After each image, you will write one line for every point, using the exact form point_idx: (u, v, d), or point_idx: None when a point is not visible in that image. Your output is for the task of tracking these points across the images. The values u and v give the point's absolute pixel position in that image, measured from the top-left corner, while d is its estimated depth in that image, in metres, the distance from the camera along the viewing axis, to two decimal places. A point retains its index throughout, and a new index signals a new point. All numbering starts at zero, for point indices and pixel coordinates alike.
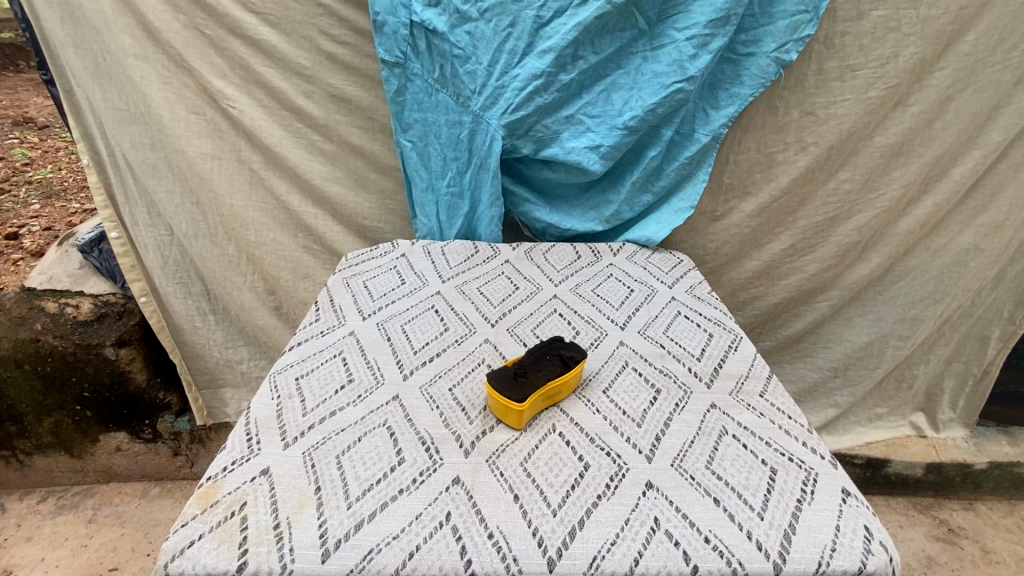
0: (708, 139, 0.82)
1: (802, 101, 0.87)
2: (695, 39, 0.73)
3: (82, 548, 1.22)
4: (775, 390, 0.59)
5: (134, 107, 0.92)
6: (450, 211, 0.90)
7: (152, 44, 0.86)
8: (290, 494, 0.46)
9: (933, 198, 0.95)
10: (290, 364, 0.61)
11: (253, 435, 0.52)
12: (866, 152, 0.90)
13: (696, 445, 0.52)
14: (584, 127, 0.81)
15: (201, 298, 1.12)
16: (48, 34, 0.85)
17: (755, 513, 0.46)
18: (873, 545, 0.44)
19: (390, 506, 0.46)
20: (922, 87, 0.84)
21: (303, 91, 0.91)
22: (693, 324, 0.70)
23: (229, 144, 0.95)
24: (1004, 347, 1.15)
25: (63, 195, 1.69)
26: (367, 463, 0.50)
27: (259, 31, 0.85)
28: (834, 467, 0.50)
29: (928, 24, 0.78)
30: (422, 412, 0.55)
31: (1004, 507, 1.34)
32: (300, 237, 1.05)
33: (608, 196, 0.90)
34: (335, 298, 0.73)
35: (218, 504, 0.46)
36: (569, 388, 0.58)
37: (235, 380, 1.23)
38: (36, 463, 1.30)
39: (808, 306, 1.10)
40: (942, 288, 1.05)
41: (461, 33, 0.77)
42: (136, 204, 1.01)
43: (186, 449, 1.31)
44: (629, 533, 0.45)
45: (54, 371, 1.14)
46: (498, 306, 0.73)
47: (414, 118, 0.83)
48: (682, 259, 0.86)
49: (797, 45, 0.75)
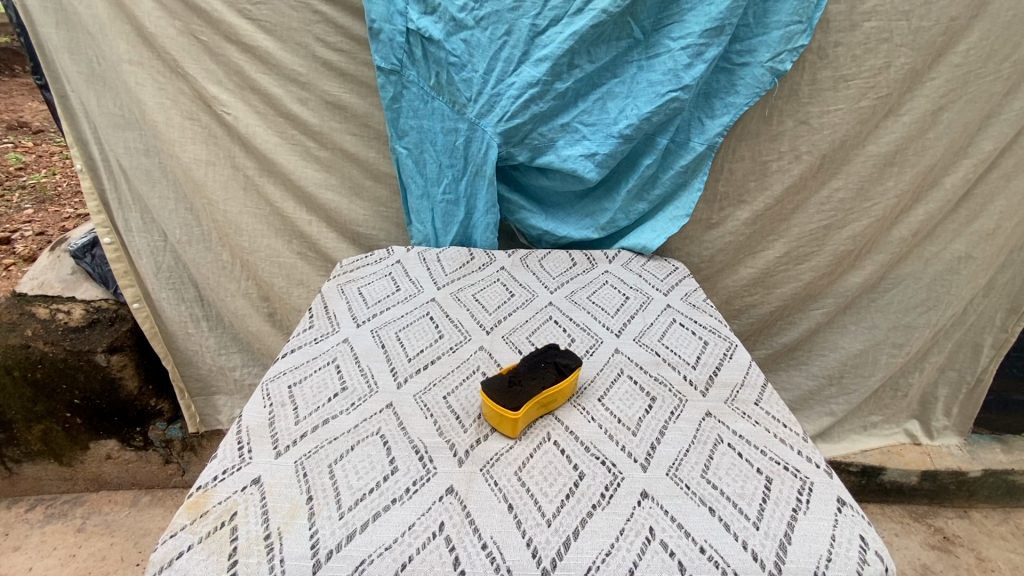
0: (703, 148, 0.82)
1: (796, 110, 0.87)
2: (689, 49, 0.73)
3: (70, 557, 1.20)
4: (770, 398, 0.59)
5: (128, 112, 0.91)
6: (445, 218, 0.90)
7: (148, 50, 0.86)
8: (281, 504, 0.46)
9: (924, 207, 0.96)
10: (284, 371, 0.61)
11: (245, 444, 0.51)
12: (859, 161, 0.91)
13: (692, 453, 0.52)
14: (579, 135, 0.81)
15: (194, 304, 1.11)
16: (42, 39, 0.85)
17: (751, 523, 0.46)
18: (868, 555, 0.44)
19: (383, 516, 0.45)
20: (913, 97, 0.85)
21: (298, 97, 0.91)
22: (688, 332, 0.70)
23: (223, 149, 0.94)
24: (997, 355, 1.16)
25: (58, 200, 1.69)
26: (360, 472, 0.49)
27: (255, 38, 0.85)
28: (830, 476, 0.50)
29: (919, 35, 0.79)
30: (416, 421, 0.55)
31: (1000, 515, 1.35)
32: (294, 243, 1.04)
33: (603, 205, 0.91)
34: (329, 304, 0.72)
35: (208, 514, 0.45)
36: (564, 396, 0.58)
37: (229, 387, 1.23)
38: (25, 471, 1.28)
39: (803, 314, 1.10)
40: (936, 295, 1.06)
41: (457, 41, 0.77)
42: (129, 209, 1.00)
43: (178, 456, 1.30)
44: (624, 543, 0.44)
45: (44, 378, 1.13)
46: (493, 313, 0.73)
47: (410, 125, 0.83)
48: (677, 267, 0.86)
49: (791, 55, 0.75)
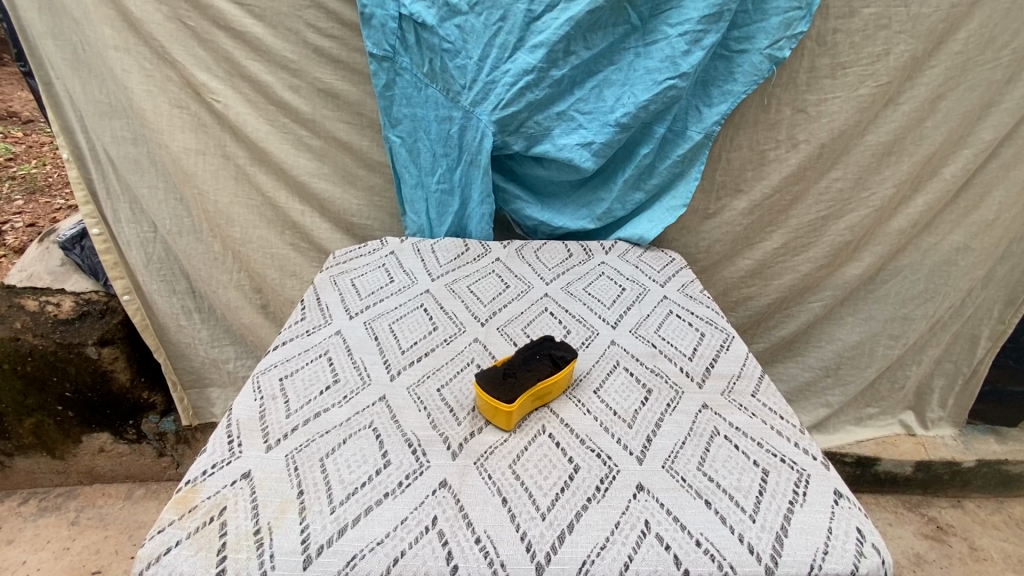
0: (701, 137, 0.81)
1: (795, 98, 0.86)
2: (687, 36, 0.72)
3: (64, 550, 1.19)
4: (767, 390, 0.59)
5: (115, 100, 0.89)
6: (440, 208, 0.89)
7: (134, 36, 0.84)
8: (272, 499, 0.45)
9: (923, 198, 0.95)
10: (275, 364, 0.60)
11: (235, 438, 0.51)
12: (858, 151, 0.90)
13: (688, 446, 0.52)
14: (576, 123, 0.80)
15: (186, 296, 1.10)
16: (25, 24, 0.83)
17: (747, 515, 0.45)
18: (865, 548, 0.43)
19: (374, 511, 0.45)
20: (912, 86, 0.84)
21: (289, 85, 0.89)
22: (685, 323, 0.69)
23: (213, 139, 0.93)
24: (993, 346, 1.16)
25: (47, 191, 1.66)
26: (352, 466, 0.48)
27: (244, 23, 0.83)
28: (827, 468, 0.50)
29: (918, 22, 0.78)
30: (409, 413, 0.54)
31: (992, 505, 1.35)
32: (287, 234, 1.03)
33: (600, 194, 0.89)
34: (322, 296, 0.71)
35: (196, 509, 0.44)
36: (560, 388, 0.57)
37: (222, 380, 1.22)
38: (18, 464, 1.28)
39: (801, 306, 1.10)
40: (934, 287, 1.05)
41: (451, 27, 0.75)
42: (118, 199, 0.99)
43: (172, 449, 1.29)
44: (619, 537, 0.44)
45: (34, 371, 1.11)
46: (488, 305, 0.72)
47: (403, 113, 0.82)
48: (674, 258, 0.85)
49: (790, 42, 0.74)
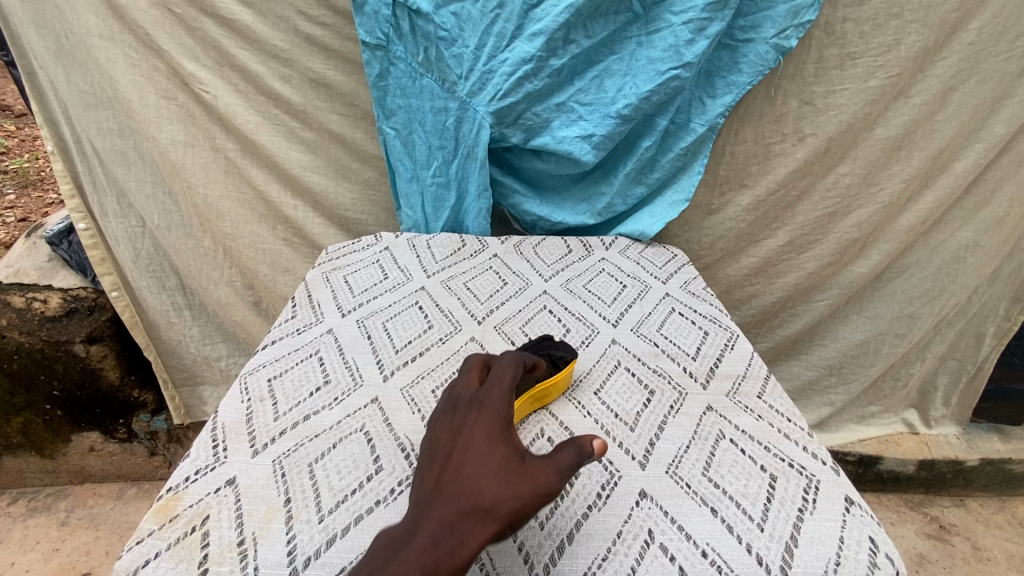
0: (704, 130, 0.79)
1: (801, 90, 0.84)
2: (691, 24, 0.70)
3: (54, 552, 1.17)
4: (774, 391, 0.57)
5: (100, 90, 0.86)
6: (436, 202, 0.86)
7: (119, 24, 0.81)
8: (257, 507, 0.43)
9: (933, 193, 0.92)
10: (263, 364, 0.57)
11: (220, 442, 0.48)
12: (867, 145, 0.88)
13: (693, 450, 0.50)
14: (576, 115, 0.78)
15: (176, 292, 1.08)
16: (5, 10, 0.80)
17: (755, 524, 0.43)
18: (879, 559, 0.41)
19: (365, 520, 0.43)
20: (924, 78, 0.81)
21: (280, 75, 0.86)
22: (688, 321, 0.67)
23: (203, 130, 0.90)
24: (999, 344, 1.14)
25: (39, 185, 1.64)
26: (342, 472, 0.46)
27: (233, 11, 0.81)
28: (838, 474, 0.48)
29: (931, 11, 0.75)
30: (403, 416, 0.52)
31: (996, 504, 1.34)
32: (280, 229, 1.01)
33: (600, 189, 0.87)
34: (313, 294, 0.69)
35: (177, 519, 0.42)
36: (559, 390, 0.55)
37: (215, 378, 1.20)
38: (6, 463, 1.26)
39: (805, 303, 1.08)
40: (942, 285, 1.03)
41: (447, 14, 0.73)
42: (105, 193, 0.96)
43: (164, 448, 1.27)
44: (621, 547, 0.42)
45: (21, 369, 1.09)
46: (485, 302, 0.70)
47: (398, 104, 0.79)
48: (676, 254, 0.83)
49: (798, 31, 0.72)
